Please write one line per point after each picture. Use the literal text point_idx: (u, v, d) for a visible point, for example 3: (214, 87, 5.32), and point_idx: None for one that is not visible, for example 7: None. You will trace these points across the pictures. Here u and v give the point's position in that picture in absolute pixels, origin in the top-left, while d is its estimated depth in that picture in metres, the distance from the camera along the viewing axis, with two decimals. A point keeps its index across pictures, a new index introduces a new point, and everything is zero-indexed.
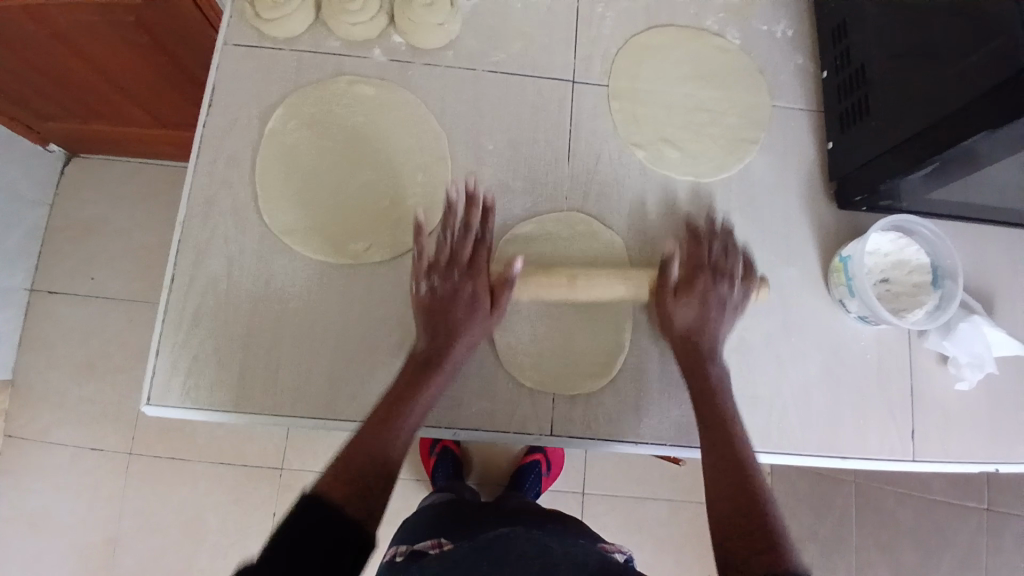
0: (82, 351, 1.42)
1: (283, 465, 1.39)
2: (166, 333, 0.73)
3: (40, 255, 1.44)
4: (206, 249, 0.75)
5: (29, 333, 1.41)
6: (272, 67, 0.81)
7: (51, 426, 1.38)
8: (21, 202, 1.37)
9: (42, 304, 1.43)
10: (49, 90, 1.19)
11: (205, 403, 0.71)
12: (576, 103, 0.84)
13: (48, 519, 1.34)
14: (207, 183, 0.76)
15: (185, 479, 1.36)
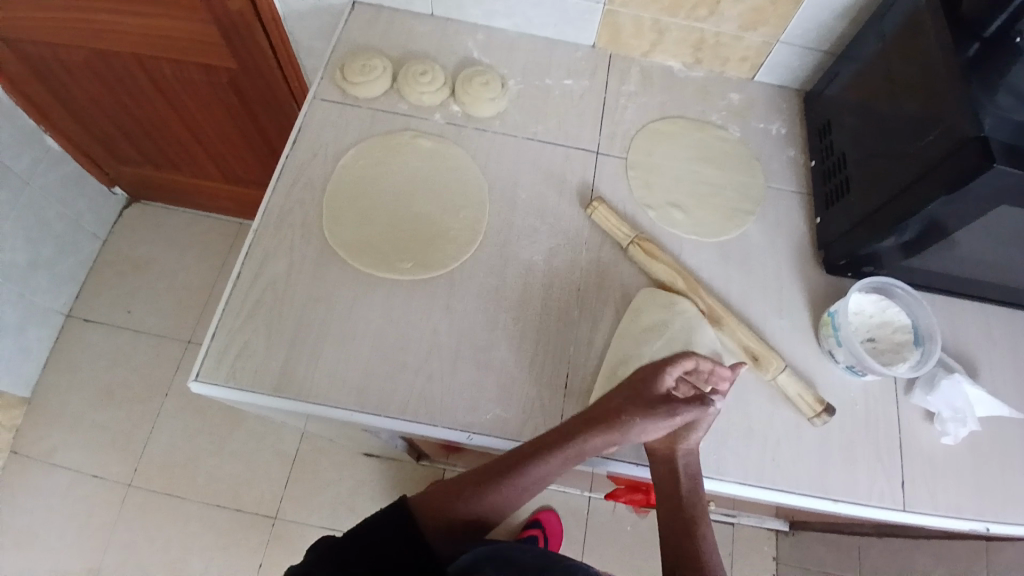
0: (105, 377, 1.53)
1: (278, 514, 1.43)
2: (224, 321, 0.83)
3: (86, 284, 1.61)
4: (274, 254, 0.87)
5: (59, 355, 1.54)
6: (351, 118, 0.98)
7: (59, 445, 1.46)
8: (77, 232, 1.56)
9: (77, 330, 1.57)
10: (139, 135, 1.40)
11: (246, 384, 0.79)
12: (599, 168, 0.99)
13: (33, 538, 1.39)
14: (284, 202, 0.91)
15: (177, 511, 1.41)
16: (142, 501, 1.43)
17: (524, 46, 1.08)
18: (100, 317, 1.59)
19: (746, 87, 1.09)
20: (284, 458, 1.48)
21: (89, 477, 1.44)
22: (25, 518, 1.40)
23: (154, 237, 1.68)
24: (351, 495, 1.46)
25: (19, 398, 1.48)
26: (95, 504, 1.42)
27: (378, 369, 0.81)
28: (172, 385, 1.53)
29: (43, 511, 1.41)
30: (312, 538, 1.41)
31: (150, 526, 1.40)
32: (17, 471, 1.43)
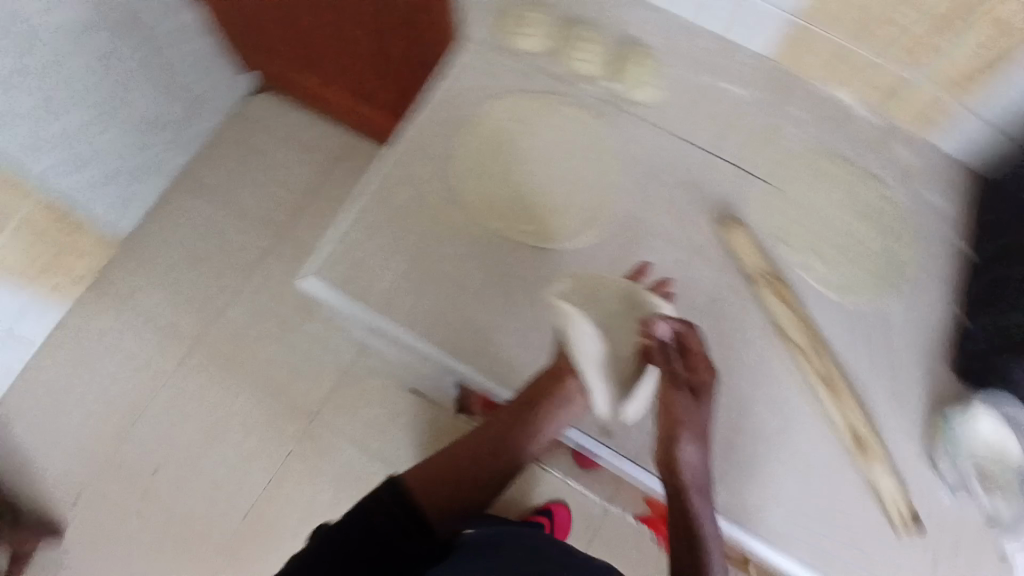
0: (194, 240, 1.63)
1: (314, 415, 1.50)
2: (344, 232, 0.88)
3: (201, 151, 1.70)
4: (399, 182, 0.89)
5: (161, 208, 1.66)
6: (502, 67, 0.96)
7: (142, 288, 1.60)
8: (202, 104, 1.63)
9: (182, 190, 1.68)
10: (285, 41, 1.44)
11: (349, 301, 0.85)
12: (737, 190, 0.92)
13: (101, 362, 1.54)
14: (414, 133, 0.91)
15: (223, 381, 1.53)
16: (197, 362, 1.54)
17: (699, 36, 1.00)
18: (206, 185, 1.69)
19: (924, 150, 0.96)
20: (329, 365, 1.54)
21: (160, 325, 1.57)
22: (101, 343, 1.56)
23: (270, 125, 1.72)
24: (380, 420, 1.50)
25: (119, 236, 1.60)
26: (159, 356, 1.55)
27: (461, 333, 0.84)
28: (249, 266, 1.61)
29: (119, 347, 1.56)
30: (335, 450, 1.49)
31: (200, 388, 1.53)
32: (99, 301, 1.58)
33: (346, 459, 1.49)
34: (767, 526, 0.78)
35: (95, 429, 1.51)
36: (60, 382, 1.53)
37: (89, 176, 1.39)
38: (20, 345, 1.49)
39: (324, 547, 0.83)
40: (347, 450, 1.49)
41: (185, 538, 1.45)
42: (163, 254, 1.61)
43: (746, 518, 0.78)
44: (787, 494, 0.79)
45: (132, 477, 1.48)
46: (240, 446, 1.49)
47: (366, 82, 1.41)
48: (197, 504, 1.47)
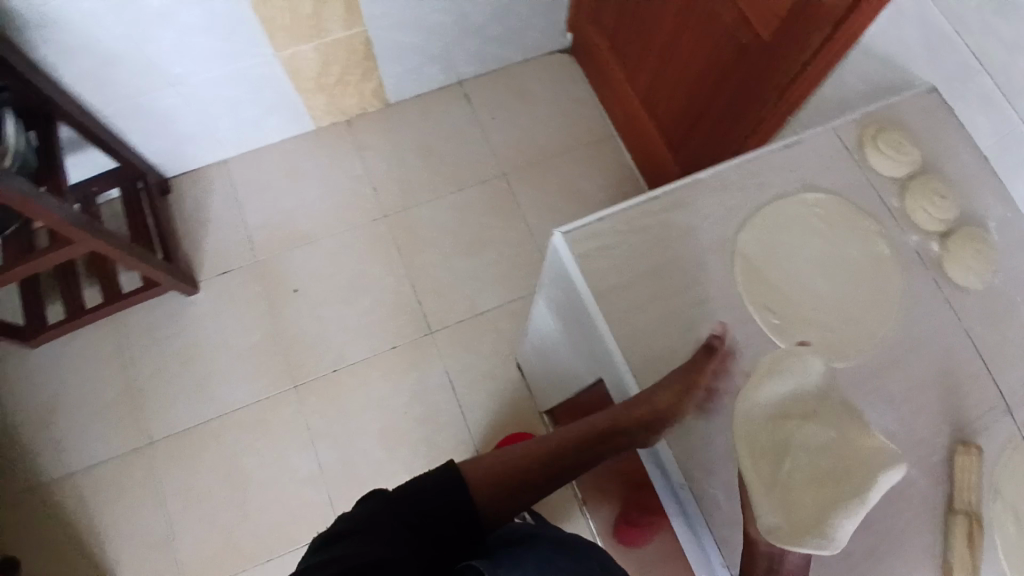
0: (439, 139, 1.95)
1: (429, 330, 1.75)
2: (611, 218, 0.97)
3: (487, 76, 2.02)
4: (682, 209, 1.00)
5: (432, 100, 1.99)
6: (810, 173, 1.05)
7: (379, 146, 1.93)
8: (516, 43, 1.95)
9: (454, 97, 2.00)
10: (639, 35, 1.66)
11: (583, 270, 0.93)
12: (935, 395, 0.93)
13: (317, 180, 1.89)
14: (715, 181, 1.02)
15: (388, 250, 1.82)
16: (381, 226, 1.85)
17: (983, 247, 1.02)
18: (473, 105, 1.99)
19: None
20: (469, 297, 1.79)
21: (372, 182, 1.89)
22: (327, 167, 1.90)
23: (554, 97, 2.02)
24: (479, 364, 1.73)
25: (388, 98, 1.95)
26: (366, 198, 1.88)
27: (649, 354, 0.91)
28: (465, 186, 1.90)
29: (347, 176, 1.90)
30: (436, 356, 1.73)
31: (370, 242, 1.83)
32: (349, 135, 1.94)
33: (440, 368, 1.71)
34: None
35: (282, 220, 1.84)
36: (283, 176, 1.89)
37: (416, 41, 1.76)
38: (283, 123, 1.86)
39: (377, 516, 0.68)
40: (446, 364, 1.72)
41: (292, 338, 1.73)
42: (413, 134, 1.95)
43: None
44: None
45: (289, 269, 1.79)
46: (375, 299, 1.77)
47: (697, 99, 1.54)
48: (317, 320, 1.75)
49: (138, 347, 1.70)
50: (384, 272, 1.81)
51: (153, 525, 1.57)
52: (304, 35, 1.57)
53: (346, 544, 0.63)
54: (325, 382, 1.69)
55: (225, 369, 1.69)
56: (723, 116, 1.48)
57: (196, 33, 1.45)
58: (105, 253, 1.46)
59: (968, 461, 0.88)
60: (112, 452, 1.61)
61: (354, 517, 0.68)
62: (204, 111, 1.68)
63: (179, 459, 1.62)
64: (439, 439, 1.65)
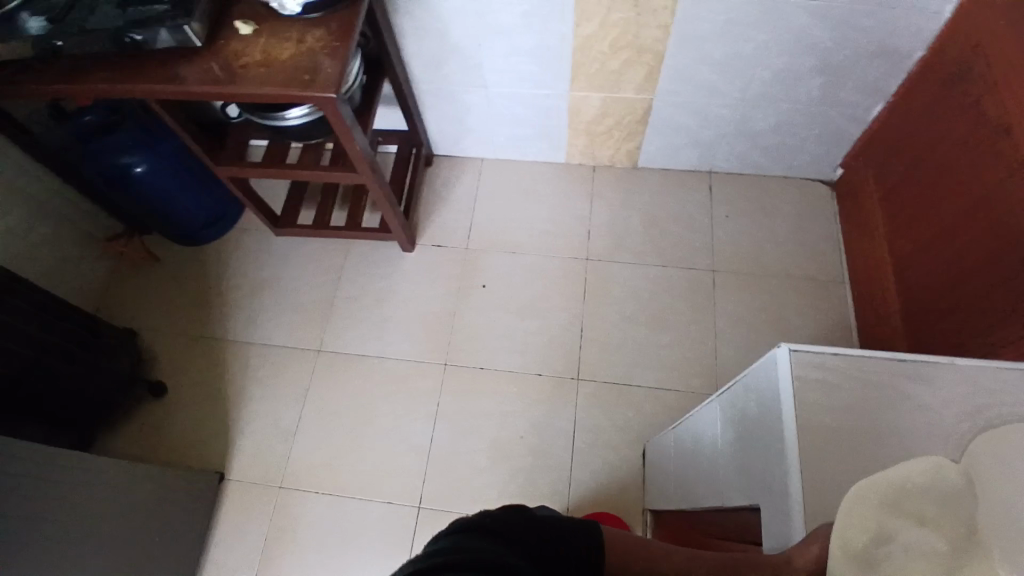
0: (668, 216, 2.00)
1: (577, 375, 1.78)
2: (847, 359, 0.85)
3: (739, 179, 2.04)
4: (925, 380, 0.84)
5: (677, 181, 2.06)
6: None
7: (613, 200, 2.05)
8: (781, 156, 1.95)
9: (698, 186, 2.05)
10: (922, 187, 1.54)
11: (796, 398, 0.82)
12: None
13: (548, 206, 2.05)
14: (981, 371, 0.85)
15: (578, 291, 1.90)
16: (582, 266, 1.94)
17: None
18: (713, 199, 2.02)
19: None
20: (629, 365, 1.78)
21: (593, 226, 2.01)
22: (561, 199, 2.06)
23: (795, 221, 1.96)
24: (609, 429, 1.71)
25: (642, 164, 2.07)
26: (577, 236, 1.99)
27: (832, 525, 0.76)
28: (672, 266, 1.92)
29: (571, 211, 2.04)
30: (572, 402, 1.75)
31: (566, 276, 1.93)
32: (589, 178, 2.09)
33: (570, 415, 1.73)
34: None
35: (506, 225, 2.03)
36: (523, 189, 2.09)
37: (690, 122, 1.85)
38: (544, 149, 2.07)
39: (512, 528, 0.73)
40: (578, 414, 1.73)
41: (462, 324, 1.88)
42: (647, 202, 2.03)
43: None
44: None
45: (488, 267, 1.96)
46: (544, 326, 1.86)
47: (964, 289, 1.38)
48: (488, 318, 1.89)
49: (349, 272, 1.99)
50: (566, 306, 1.89)
51: (290, 415, 1.80)
52: (601, 85, 1.75)
53: (485, 539, 0.68)
54: (470, 374, 1.81)
55: (400, 322, 1.90)
56: (990, 317, 1.29)
57: (520, 55, 1.69)
58: (369, 186, 1.71)
59: None
60: (292, 343, 1.90)
61: (497, 519, 0.74)
62: (490, 114, 1.94)
63: (333, 373, 1.84)
64: (539, 478, 1.66)
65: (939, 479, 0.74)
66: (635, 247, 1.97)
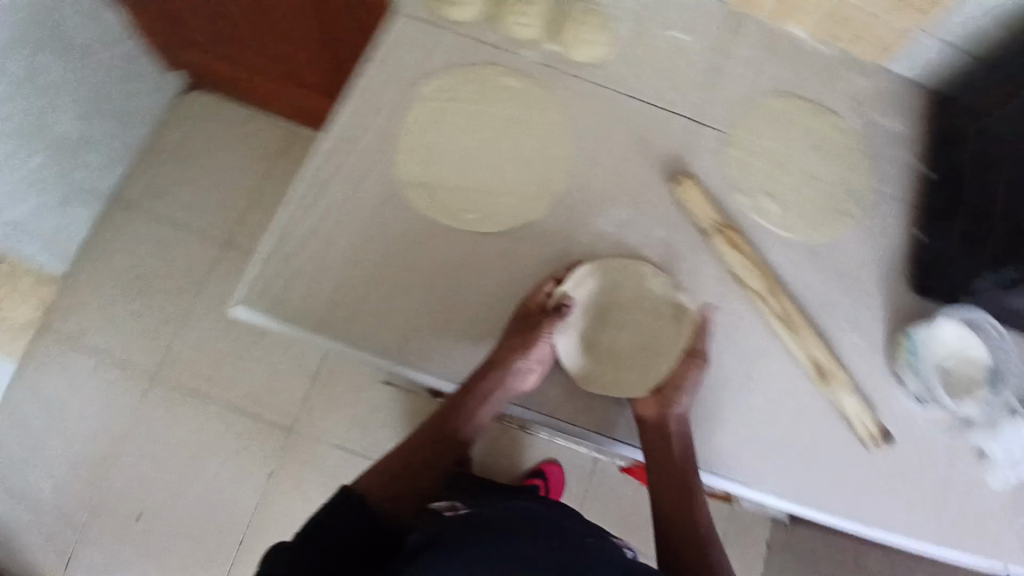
0: (142, 273, 1.55)
1: (294, 424, 1.51)
2: (274, 244, 0.84)
3: (127, 173, 1.56)
4: (331, 184, 0.85)
5: (98, 242, 1.55)
6: (437, 45, 0.89)
7: (93, 328, 1.51)
8: (127, 119, 1.48)
9: (117, 221, 1.56)
10: (201, 32, 1.28)
11: (289, 320, 0.82)
12: (693, 143, 0.89)
13: (68, 409, 1.47)
14: (352, 124, 0.87)
15: (202, 408, 1.49)
16: (169, 392, 1.50)
17: None
18: (142, 212, 1.57)
19: (876, 75, 0.94)
20: (305, 373, 1.53)
21: (122, 361, 1.50)
22: (63, 391, 1.48)
23: (207, 133, 1.59)
24: (365, 417, 1.53)
25: (55, 274, 1.50)
26: (129, 387, 1.49)
27: (417, 331, 0.83)
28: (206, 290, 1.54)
29: (89, 375, 1.49)
30: (327, 449, 1.50)
31: (176, 415, 1.49)
32: (46, 341, 1.50)
33: (342, 458, 1.50)
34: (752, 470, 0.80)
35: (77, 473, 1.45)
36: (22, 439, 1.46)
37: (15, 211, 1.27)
38: None
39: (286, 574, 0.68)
40: (339, 449, 1.50)
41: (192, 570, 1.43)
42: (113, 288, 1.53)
43: (735, 470, 0.80)
44: (760, 434, 0.81)
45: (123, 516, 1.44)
46: (234, 461, 1.48)
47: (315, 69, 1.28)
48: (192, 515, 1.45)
49: None
50: (220, 424, 1.49)
51: None
52: None
53: None
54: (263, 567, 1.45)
55: None
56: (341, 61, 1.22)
57: None
58: None
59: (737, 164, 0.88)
60: None
61: None
62: None
63: None
64: None
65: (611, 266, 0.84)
66: (169, 323, 1.53)
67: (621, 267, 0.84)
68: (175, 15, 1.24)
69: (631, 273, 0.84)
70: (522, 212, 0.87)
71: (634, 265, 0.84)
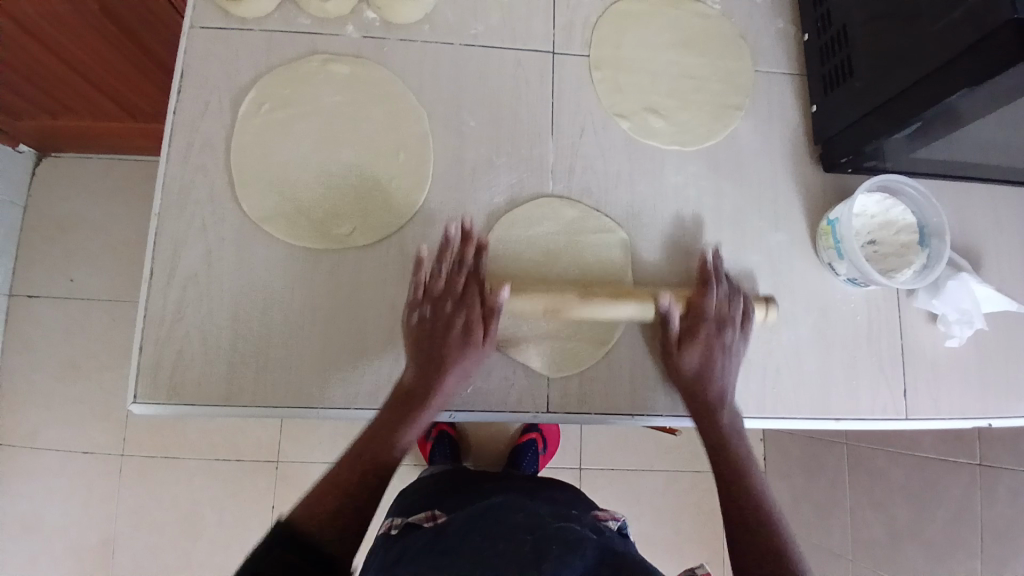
0: (64, 351, 1.30)
1: (279, 457, 1.31)
2: (148, 327, 0.71)
3: (20, 257, 1.31)
4: (184, 238, 0.73)
5: (10, 338, 1.29)
6: (245, 50, 0.78)
7: (39, 426, 1.28)
8: None
9: (20, 309, 1.30)
10: (15, 84, 1.05)
11: (194, 402, 0.70)
12: (556, 75, 0.81)
13: (46, 516, 1.26)
14: (181, 171, 0.75)
15: (181, 475, 1.28)
16: (142, 468, 1.28)
17: None
18: (45, 291, 1.31)
19: None
20: None
21: (80, 454, 1.28)
22: (28, 505, 1.26)
23: (75, 186, 1.34)
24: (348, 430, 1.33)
25: None
26: (97, 479, 1.27)
27: (333, 369, 0.72)
28: None
29: (40, 498, 1.26)
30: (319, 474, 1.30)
31: (155, 494, 1.27)
32: None
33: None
34: None
35: None
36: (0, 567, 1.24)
37: None
38: None
39: None
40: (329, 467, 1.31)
41: None
42: (43, 378, 1.28)
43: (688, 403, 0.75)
44: None
45: None
46: (241, 521, 1.28)
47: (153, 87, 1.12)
48: None
49: None
50: (207, 483, 1.29)
51: None
52: None
53: None
54: None
55: None
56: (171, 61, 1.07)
57: None
58: None
59: (614, 87, 0.81)
60: None
61: None
62: None
63: None
64: None
65: (535, 217, 0.77)
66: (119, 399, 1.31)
67: (535, 205, 0.77)
68: None
69: (543, 210, 0.77)
70: (395, 208, 0.75)
71: (549, 202, 0.77)
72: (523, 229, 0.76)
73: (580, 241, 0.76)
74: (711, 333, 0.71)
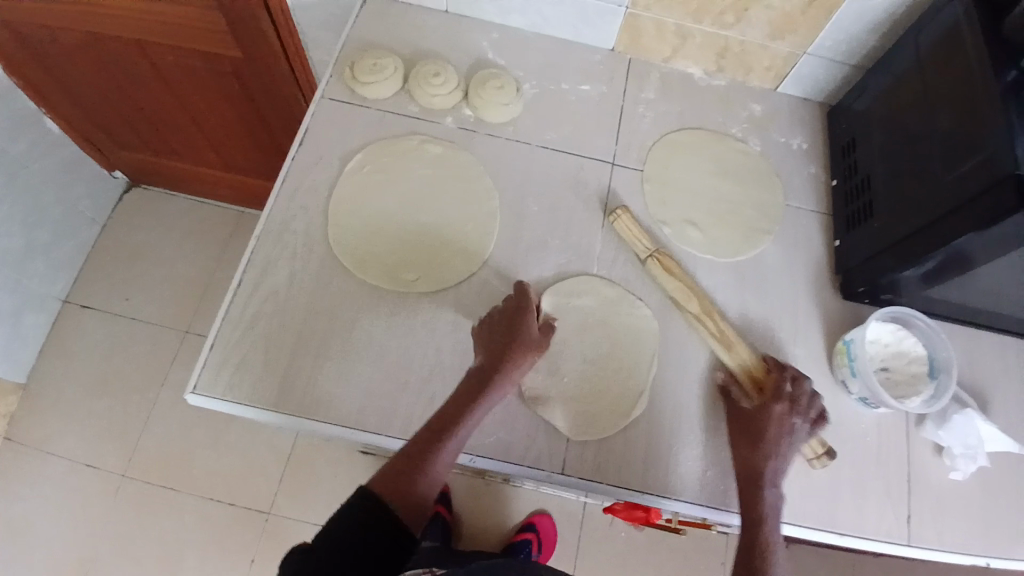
0: (103, 362, 1.38)
1: (272, 508, 1.29)
2: (223, 329, 0.80)
3: (85, 270, 1.45)
4: (274, 261, 0.84)
5: (56, 342, 1.39)
6: (361, 121, 0.95)
7: (56, 432, 1.32)
8: (78, 218, 1.40)
9: (73, 318, 1.41)
10: (139, 122, 1.25)
11: (246, 402, 0.77)
12: (612, 182, 0.95)
13: (32, 525, 1.26)
14: (286, 206, 0.88)
15: (175, 506, 1.28)
16: (139, 492, 1.29)
17: (538, 49, 1.03)
18: (98, 305, 1.43)
19: (768, 98, 1.04)
20: (278, 455, 1.33)
21: (84, 466, 1.30)
22: (19, 509, 1.27)
23: (160, 216, 1.51)
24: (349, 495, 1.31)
25: (14, 384, 1.33)
26: (92, 495, 1.28)
27: (377, 396, 0.78)
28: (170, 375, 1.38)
29: (33, 504, 1.27)
30: (308, 533, 1.28)
31: (144, 521, 1.27)
32: None
33: None
34: (711, 489, 0.79)
35: None
36: None
37: None
38: None
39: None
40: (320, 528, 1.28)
41: None
42: (75, 385, 1.36)
43: (699, 492, 0.78)
44: (721, 450, 0.80)
45: None
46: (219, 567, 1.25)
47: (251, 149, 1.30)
48: None
49: None
50: (197, 520, 1.28)
51: None
52: None
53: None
54: None
55: None
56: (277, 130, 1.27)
57: None
58: None
59: (661, 198, 0.94)
60: None
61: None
62: None
63: None
64: None
65: (579, 294, 0.86)
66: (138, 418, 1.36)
67: (579, 285, 0.87)
68: (112, 109, 1.21)
69: (585, 286, 0.87)
70: (460, 267, 0.86)
71: (593, 282, 0.87)
72: (568, 302, 0.86)
73: (614, 320, 0.85)
74: (774, 396, 0.77)
